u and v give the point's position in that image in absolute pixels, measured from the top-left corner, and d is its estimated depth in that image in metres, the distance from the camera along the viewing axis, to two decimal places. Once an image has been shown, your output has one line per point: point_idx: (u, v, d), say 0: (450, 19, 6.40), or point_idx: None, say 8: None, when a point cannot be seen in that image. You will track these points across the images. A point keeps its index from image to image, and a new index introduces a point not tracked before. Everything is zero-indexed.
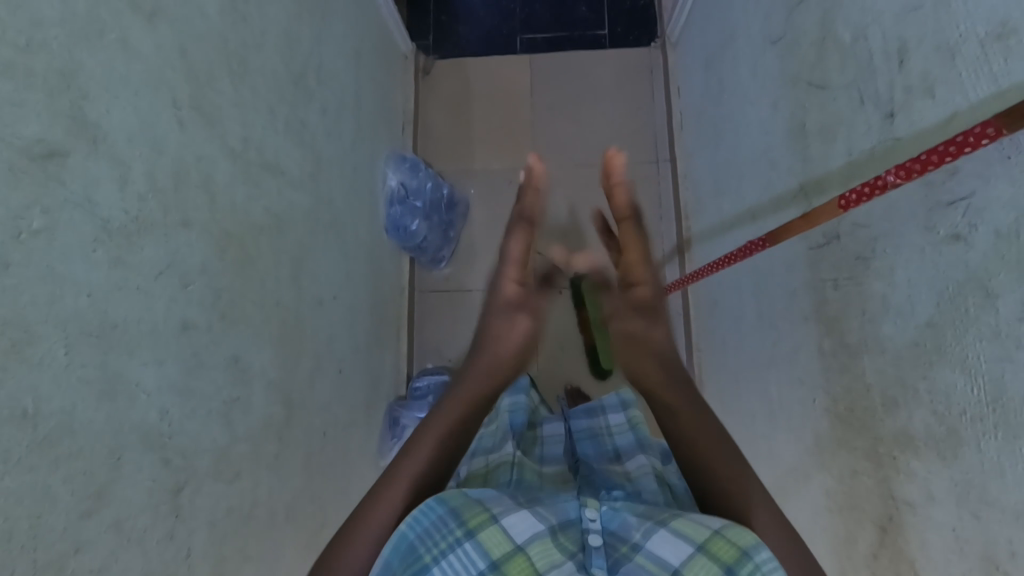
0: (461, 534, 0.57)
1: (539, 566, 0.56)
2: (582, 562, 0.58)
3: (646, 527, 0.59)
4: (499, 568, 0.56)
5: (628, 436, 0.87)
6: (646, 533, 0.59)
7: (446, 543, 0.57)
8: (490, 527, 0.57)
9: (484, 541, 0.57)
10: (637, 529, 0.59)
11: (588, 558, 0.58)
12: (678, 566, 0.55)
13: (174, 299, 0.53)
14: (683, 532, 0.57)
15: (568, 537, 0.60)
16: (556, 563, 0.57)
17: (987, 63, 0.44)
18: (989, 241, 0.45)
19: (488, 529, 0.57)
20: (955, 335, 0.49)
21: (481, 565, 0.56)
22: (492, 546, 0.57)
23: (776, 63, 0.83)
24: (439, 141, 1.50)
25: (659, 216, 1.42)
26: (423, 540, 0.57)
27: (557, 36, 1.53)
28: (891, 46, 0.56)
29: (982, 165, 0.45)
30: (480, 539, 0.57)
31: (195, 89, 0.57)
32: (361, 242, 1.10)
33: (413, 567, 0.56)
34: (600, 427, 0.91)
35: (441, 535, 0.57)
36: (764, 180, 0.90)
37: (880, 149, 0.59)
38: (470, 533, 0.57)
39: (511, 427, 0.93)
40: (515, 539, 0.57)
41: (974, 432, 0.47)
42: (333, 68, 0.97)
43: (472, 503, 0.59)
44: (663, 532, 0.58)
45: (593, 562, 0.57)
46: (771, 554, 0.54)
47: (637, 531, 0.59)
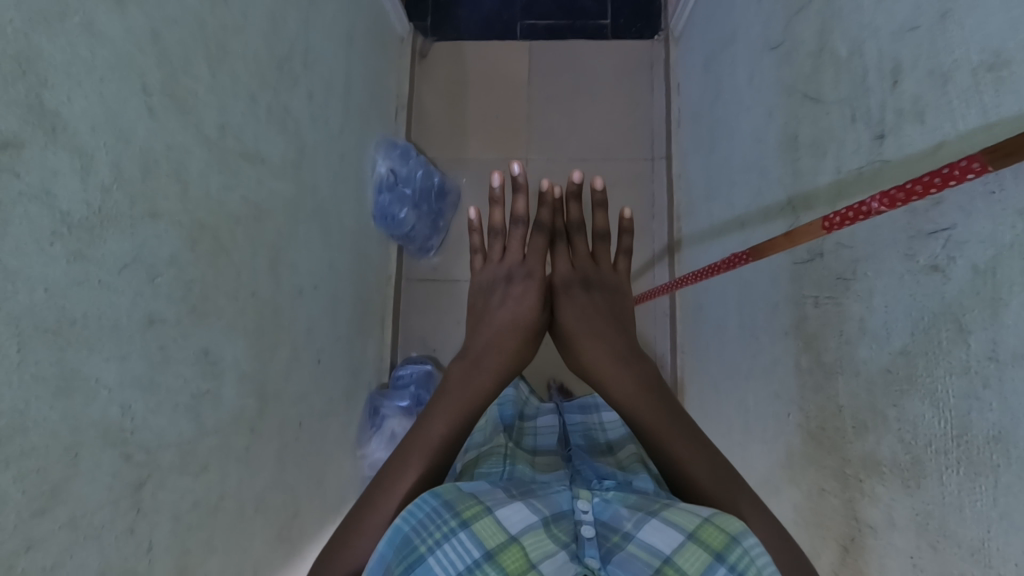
0: (455, 524, 0.58)
1: (534, 556, 0.58)
2: (575, 552, 0.60)
3: (637, 518, 0.61)
4: (493, 559, 0.57)
5: (619, 429, 0.90)
6: (637, 523, 0.60)
7: (441, 534, 0.58)
8: (484, 519, 0.59)
9: (478, 532, 0.58)
10: (628, 520, 0.61)
11: (581, 549, 0.60)
12: (669, 554, 0.57)
13: (140, 292, 0.52)
14: (673, 521, 0.59)
15: (559, 528, 0.61)
16: (550, 552, 0.59)
17: (978, 93, 0.43)
18: (966, 276, 0.44)
19: (482, 520, 0.59)
20: (925, 364, 0.49)
21: (475, 554, 0.57)
22: (487, 536, 0.58)
23: (772, 72, 0.82)
24: (433, 128, 1.48)
25: (652, 216, 1.41)
26: (417, 532, 0.58)
27: (558, 24, 1.50)
28: (885, 66, 0.55)
29: (966, 198, 0.44)
30: (474, 530, 0.58)
31: (167, 75, 0.55)
32: (346, 231, 1.08)
33: (407, 559, 0.57)
34: (593, 422, 0.95)
35: (436, 525, 0.58)
36: (755, 188, 0.89)
37: (868, 171, 0.58)
38: (465, 524, 0.58)
39: (501, 417, 0.95)
40: (509, 530, 0.59)
41: (939, 465, 0.47)
42: (321, 51, 0.94)
43: (466, 496, 0.60)
44: (653, 522, 0.60)
45: (585, 552, 0.59)
46: (757, 539, 0.57)
47: (628, 521, 0.61)
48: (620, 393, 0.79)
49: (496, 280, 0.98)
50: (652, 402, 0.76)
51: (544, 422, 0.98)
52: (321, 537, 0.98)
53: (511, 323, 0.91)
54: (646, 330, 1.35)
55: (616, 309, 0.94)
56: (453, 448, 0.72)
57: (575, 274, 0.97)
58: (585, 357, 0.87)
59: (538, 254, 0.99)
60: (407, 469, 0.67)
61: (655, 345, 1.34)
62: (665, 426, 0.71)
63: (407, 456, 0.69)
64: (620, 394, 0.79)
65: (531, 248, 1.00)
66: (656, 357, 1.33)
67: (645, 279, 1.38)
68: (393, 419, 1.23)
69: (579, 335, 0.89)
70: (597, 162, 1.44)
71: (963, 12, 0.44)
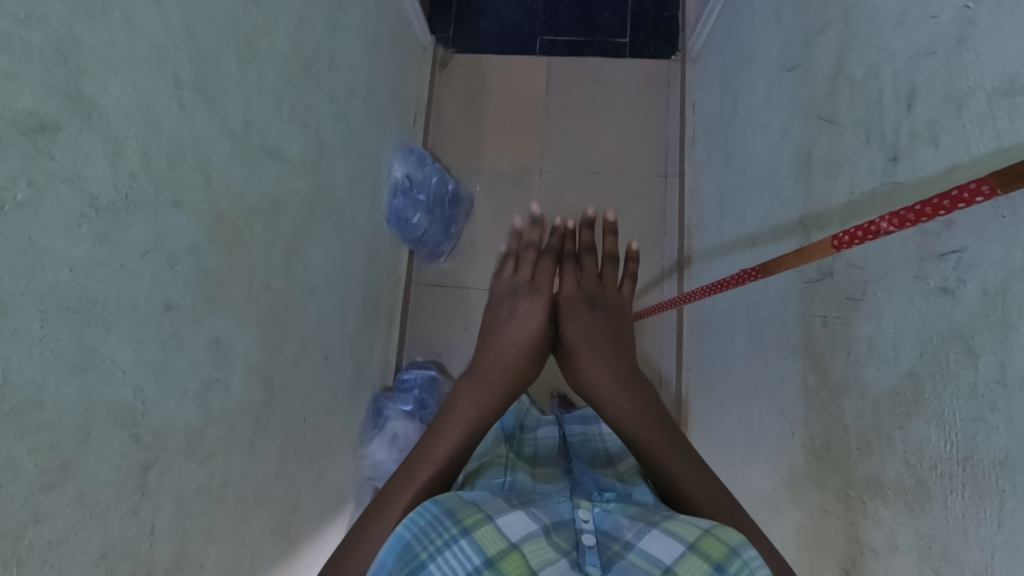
0: (456, 531, 0.59)
1: (534, 563, 0.57)
2: (576, 560, 0.59)
3: (637, 527, 0.61)
4: (494, 566, 0.56)
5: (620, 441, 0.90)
6: (637, 532, 0.60)
7: (443, 540, 0.58)
8: (484, 526, 0.59)
9: (479, 539, 0.58)
10: (629, 529, 0.61)
11: (582, 557, 0.59)
12: (670, 564, 0.57)
13: (158, 278, 0.54)
14: (673, 531, 0.59)
15: (560, 536, 0.61)
16: (550, 560, 0.58)
17: (992, 119, 0.44)
18: (976, 298, 0.44)
19: (482, 528, 0.59)
20: (932, 385, 0.49)
21: (476, 561, 0.57)
22: (487, 543, 0.58)
23: (789, 93, 0.83)
24: (450, 136, 1.50)
25: (664, 232, 1.41)
26: (420, 538, 0.58)
27: (578, 40, 1.52)
28: (901, 89, 0.55)
29: (978, 222, 0.44)
30: (475, 537, 0.58)
31: (198, 70, 0.57)
32: (360, 232, 1.10)
33: (411, 564, 0.57)
34: (594, 433, 0.95)
35: (437, 532, 0.58)
36: (767, 207, 0.89)
37: (881, 192, 0.58)
38: (465, 531, 0.58)
39: (501, 429, 0.94)
40: (509, 537, 0.59)
41: (943, 488, 0.47)
42: (346, 55, 0.96)
43: (467, 505, 0.61)
44: (653, 532, 0.60)
45: (586, 561, 0.59)
46: (756, 552, 0.57)
47: (629, 530, 0.61)
48: (619, 414, 0.79)
49: (503, 296, 1.00)
50: (652, 423, 0.75)
51: (544, 434, 0.97)
52: (319, 536, 0.98)
53: (515, 339, 0.92)
54: (652, 345, 1.34)
55: (619, 331, 0.94)
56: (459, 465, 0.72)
57: (581, 292, 0.97)
58: (585, 377, 0.87)
59: (546, 273, 1.00)
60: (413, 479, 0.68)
61: (660, 360, 1.33)
62: (663, 447, 0.71)
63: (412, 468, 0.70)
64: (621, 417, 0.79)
65: (539, 268, 1.02)
66: (661, 373, 1.33)
67: (654, 294, 1.38)
68: (396, 422, 1.23)
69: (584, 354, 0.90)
70: (612, 176, 1.45)
71: (979, 39, 0.45)
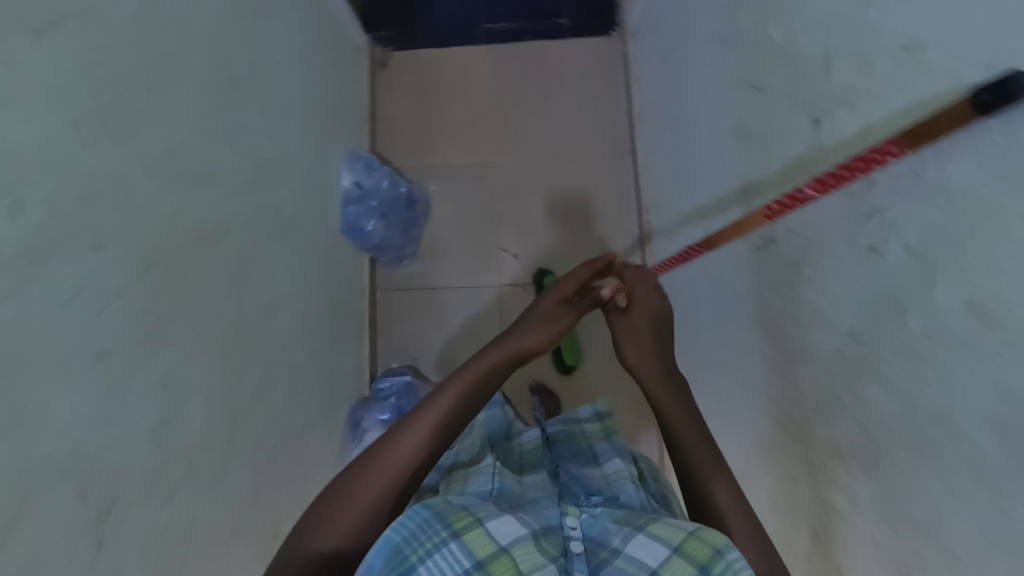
0: (445, 535, 0.56)
1: (523, 567, 0.55)
2: (564, 568, 0.57)
3: (624, 532, 0.58)
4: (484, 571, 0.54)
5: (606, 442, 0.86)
6: (624, 538, 0.58)
7: (432, 544, 0.55)
8: (474, 530, 0.56)
9: (469, 542, 0.56)
10: (616, 535, 0.58)
11: (570, 564, 0.57)
12: (655, 567, 0.55)
13: (87, 326, 0.52)
14: (659, 534, 0.57)
15: (548, 541, 0.58)
16: (540, 564, 0.56)
17: (898, 76, 0.44)
18: (900, 257, 0.45)
19: (472, 531, 0.56)
20: (872, 344, 0.50)
21: (465, 565, 0.54)
22: (477, 547, 0.55)
23: (721, 62, 0.82)
24: (398, 137, 1.47)
25: (625, 212, 1.41)
26: (409, 541, 0.55)
27: (517, 25, 1.50)
28: (818, 52, 0.55)
29: (894, 181, 0.45)
30: (465, 541, 0.56)
31: (101, 105, 0.55)
32: (316, 247, 1.08)
33: (400, 567, 0.54)
34: (577, 430, 0.90)
35: (427, 535, 0.55)
36: (713, 179, 0.90)
37: (810, 157, 0.59)
38: (455, 534, 0.56)
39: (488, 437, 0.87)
40: (499, 540, 0.56)
41: (890, 444, 0.48)
42: (274, 67, 0.93)
43: (456, 508, 0.58)
44: (640, 537, 0.57)
45: (574, 568, 0.56)
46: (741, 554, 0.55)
47: (616, 537, 0.58)
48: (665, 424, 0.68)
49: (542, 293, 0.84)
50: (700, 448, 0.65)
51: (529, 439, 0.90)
52: None
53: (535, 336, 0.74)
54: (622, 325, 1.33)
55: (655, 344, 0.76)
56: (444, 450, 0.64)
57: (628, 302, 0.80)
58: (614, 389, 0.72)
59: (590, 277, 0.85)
60: (400, 451, 0.62)
61: None
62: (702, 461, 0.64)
63: (398, 435, 0.63)
64: (672, 415, 0.68)
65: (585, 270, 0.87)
66: None
67: None
68: (374, 433, 1.22)
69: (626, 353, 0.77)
70: (567, 161, 1.44)
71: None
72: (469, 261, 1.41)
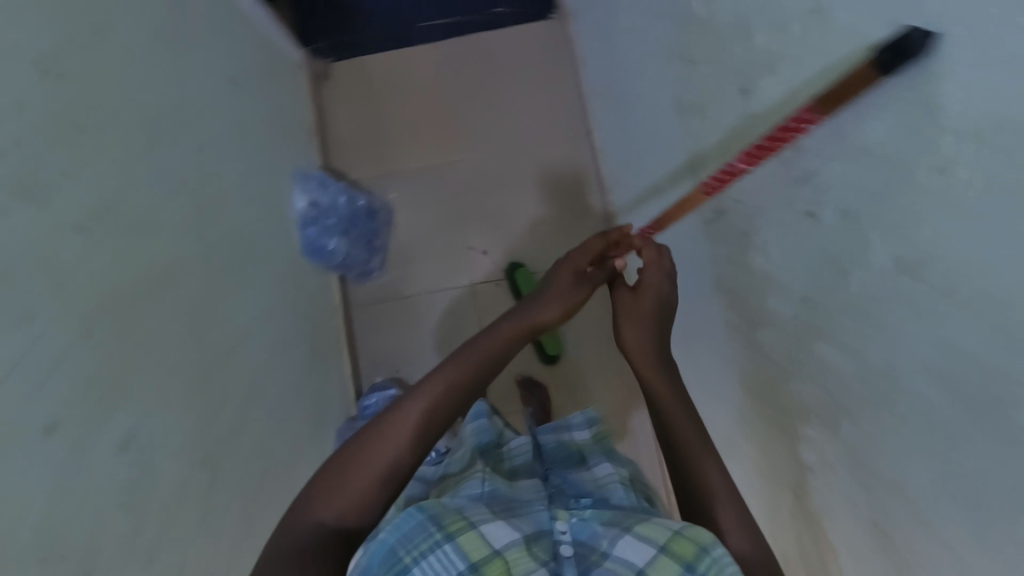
0: (440, 537, 0.55)
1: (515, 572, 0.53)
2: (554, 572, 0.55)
3: (612, 534, 0.57)
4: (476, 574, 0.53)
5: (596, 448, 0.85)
6: (613, 539, 0.57)
7: (426, 546, 0.54)
8: (468, 532, 0.55)
9: (462, 545, 0.54)
10: (605, 538, 0.57)
11: (561, 568, 0.55)
12: (643, 567, 0.53)
13: (31, 400, 0.51)
14: (646, 535, 0.56)
15: (539, 546, 0.56)
16: (532, 569, 0.54)
17: (809, 39, 0.43)
18: (834, 220, 0.45)
19: (466, 534, 0.55)
20: (823, 306, 0.50)
21: (459, 567, 0.53)
22: (471, 549, 0.54)
23: (653, 36, 0.81)
24: (350, 149, 1.45)
25: (589, 194, 1.40)
26: (403, 543, 0.55)
27: (454, 20, 1.48)
28: (736, 20, 0.55)
29: (820, 145, 0.45)
30: (459, 543, 0.54)
31: (11, 171, 0.53)
32: (277, 274, 1.06)
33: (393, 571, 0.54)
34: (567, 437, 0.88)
35: (422, 537, 0.55)
36: (663, 154, 0.89)
37: (745, 126, 0.58)
38: (450, 536, 0.55)
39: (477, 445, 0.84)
40: (493, 543, 0.55)
41: (850, 402, 0.49)
42: (204, 98, 0.90)
43: (450, 511, 0.58)
44: (627, 538, 0.56)
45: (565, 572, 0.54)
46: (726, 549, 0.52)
47: (605, 539, 0.57)
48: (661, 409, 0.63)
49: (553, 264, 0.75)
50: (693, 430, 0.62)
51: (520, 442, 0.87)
52: None
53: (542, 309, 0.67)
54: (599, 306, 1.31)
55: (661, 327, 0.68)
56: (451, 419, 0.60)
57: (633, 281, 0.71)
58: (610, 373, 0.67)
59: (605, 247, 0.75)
60: (405, 422, 0.58)
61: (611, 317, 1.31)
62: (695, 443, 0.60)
63: (401, 405, 0.59)
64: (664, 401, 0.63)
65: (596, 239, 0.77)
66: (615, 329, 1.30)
67: None
68: None
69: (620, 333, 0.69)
70: (524, 151, 1.43)
71: None
72: (439, 264, 1.40)
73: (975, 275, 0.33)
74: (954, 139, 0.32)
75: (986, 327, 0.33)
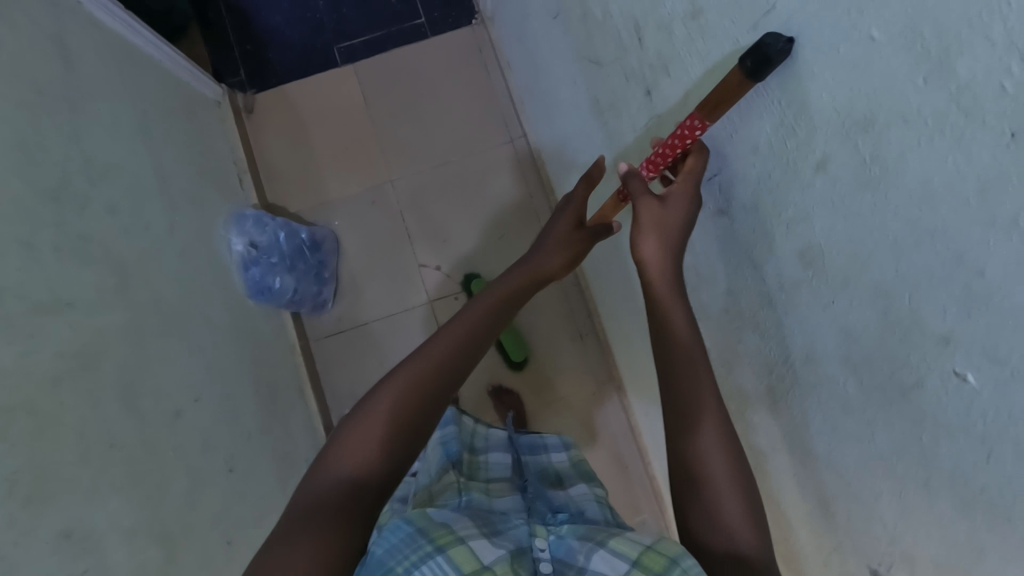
0: (430, 549, 0.48)
1: None
2: None
3: (588, 548, 0.51)
4: None
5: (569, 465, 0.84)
6: (589, 553, 0.51)
7: (416, 557, 0.47)
8: (457, 546, 0.48)
9: (454, 557, 0.47)
10: (581, 552, 0.51)
11: None
12: None
13: None
14: (618, 550, 0.50)
15: (521, 563, 0.50)
16: None
17: (694, 42, 0.45)
18: (744, 217, 0.47)
19: (456, 546, 0.48)
20: (756, 298, 0.50)
21: None
22: (462, 561, 0.47)
23: (561, 40, 0.81)
24: (286, 180, 1.41)
25: (529, 196, 1.40)
26: (391, 554, 0.47)
27: (375, 36, 1.45)
28: (629, 25, 0.54)
29: (720, 142, 0.47)
30: (450, 555, 0.47)
31: None
32: (219, 324, 1.02)
33: None
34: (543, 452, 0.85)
35: (410, 548, 0.47)
36: (590, 153, 0.89)
37: (654, 124, 0.58)
38: (440, 548, 0.48)
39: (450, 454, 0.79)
40: (482, 558, 0.48)
41: (783, 388, 0.51)
42: (111, 156, 0.86)
43: (439, 523, 0.50)
44: (602, 553, 0.50)
45: None
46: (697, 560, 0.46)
47: (581, 554, 0.51)
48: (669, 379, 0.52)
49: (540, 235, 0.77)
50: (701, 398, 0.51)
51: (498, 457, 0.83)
52: None
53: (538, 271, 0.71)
54: (562, 305, 1.31)
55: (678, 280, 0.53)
56: (461, 373, 0.60)
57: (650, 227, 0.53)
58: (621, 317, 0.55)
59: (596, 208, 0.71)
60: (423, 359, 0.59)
61: (573, 315, 1.31)
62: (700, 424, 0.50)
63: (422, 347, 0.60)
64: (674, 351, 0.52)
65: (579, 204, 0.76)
66: (578, 326, 1.31)
67: None
68: None
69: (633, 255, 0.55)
70: (464, 160, 1.42)
71: None
72: (393, 285, 1.38)
73: (899, 249, 0.34)
74: (829, 120, 0.35)
75: (873, 301, 0.37)
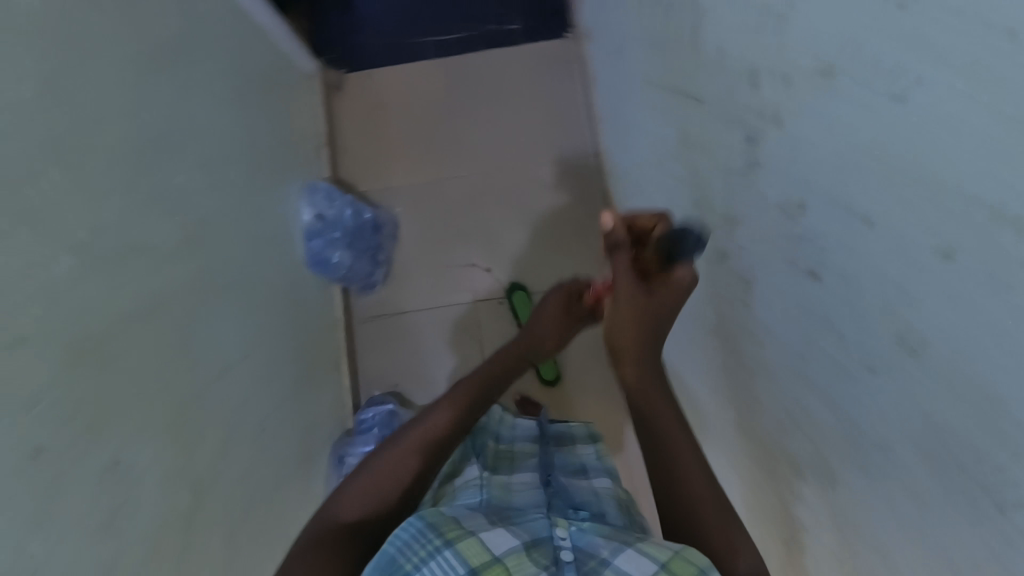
0: (439, 543, 0.50)
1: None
2: None
3: (613, 545, 0.53)
4: None
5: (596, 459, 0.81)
6: (614, 549, 0.52)
7: (426, 553, 0.49)
8: (467, 538, 0.51)
9: (463, 550, 0.50)
10: (604, 546, 0.53)
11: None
12: None
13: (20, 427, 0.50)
14: (646, 550, 0.51)
15: (539, 552, 0.52)
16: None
17: (817, 96, 0.43)
18: (837, 283, 0.45)
19: (465, 540, 0.51)
20: (833, 367, 0.48)
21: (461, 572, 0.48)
22: (471, 554, 0.49)
23: (659, 70, 0.80)
24: (359, 161, 1.45)
25: (591, 214, 1.39)
26: (403, 551, 0.50)
27: (468, 35, 1.47)
28: (744, 70, 0.53)
29: (827, 200, 0.45)
30: (459, 548, 0.50)
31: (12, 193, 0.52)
32: (274, 288, 1.05)
33: None
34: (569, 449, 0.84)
35: (420, 543, 0.50)
36: (667, 186, 0.88)
37: (750, 171, 0.57)
38: (449, 543, 0.50)
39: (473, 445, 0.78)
40: (493, 550, 0.50)
41: (845, 465, 0.50)
42: (209, 112, 0.90)
43: (449, 518, 0.53)
44: (629, 551, 0.52)
45: None
46: None
47: (605, 548, 0.53)
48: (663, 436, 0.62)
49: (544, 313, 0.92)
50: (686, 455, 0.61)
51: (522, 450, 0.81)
52: None
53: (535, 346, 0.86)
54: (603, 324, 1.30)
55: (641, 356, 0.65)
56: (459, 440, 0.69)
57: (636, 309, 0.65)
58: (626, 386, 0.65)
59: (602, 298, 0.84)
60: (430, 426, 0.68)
61: None
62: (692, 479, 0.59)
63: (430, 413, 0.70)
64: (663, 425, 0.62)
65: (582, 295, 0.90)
66: None
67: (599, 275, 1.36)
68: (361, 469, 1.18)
69: (611, 335, 0.67)
70: (533, 169, 1.42)
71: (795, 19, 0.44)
72: (442, 278, 1.39)
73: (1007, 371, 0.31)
74: (921, 188, 0.34)
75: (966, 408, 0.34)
